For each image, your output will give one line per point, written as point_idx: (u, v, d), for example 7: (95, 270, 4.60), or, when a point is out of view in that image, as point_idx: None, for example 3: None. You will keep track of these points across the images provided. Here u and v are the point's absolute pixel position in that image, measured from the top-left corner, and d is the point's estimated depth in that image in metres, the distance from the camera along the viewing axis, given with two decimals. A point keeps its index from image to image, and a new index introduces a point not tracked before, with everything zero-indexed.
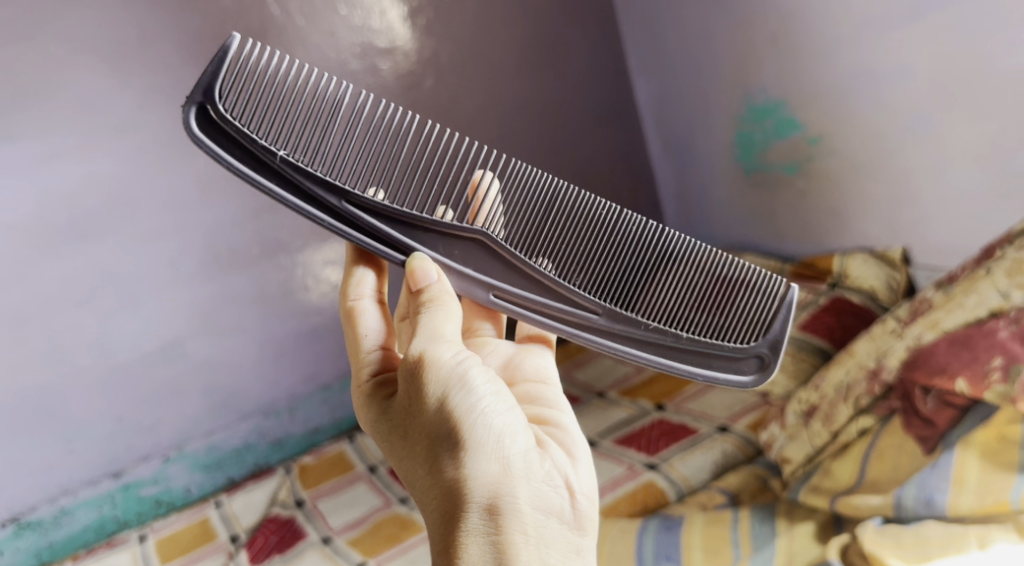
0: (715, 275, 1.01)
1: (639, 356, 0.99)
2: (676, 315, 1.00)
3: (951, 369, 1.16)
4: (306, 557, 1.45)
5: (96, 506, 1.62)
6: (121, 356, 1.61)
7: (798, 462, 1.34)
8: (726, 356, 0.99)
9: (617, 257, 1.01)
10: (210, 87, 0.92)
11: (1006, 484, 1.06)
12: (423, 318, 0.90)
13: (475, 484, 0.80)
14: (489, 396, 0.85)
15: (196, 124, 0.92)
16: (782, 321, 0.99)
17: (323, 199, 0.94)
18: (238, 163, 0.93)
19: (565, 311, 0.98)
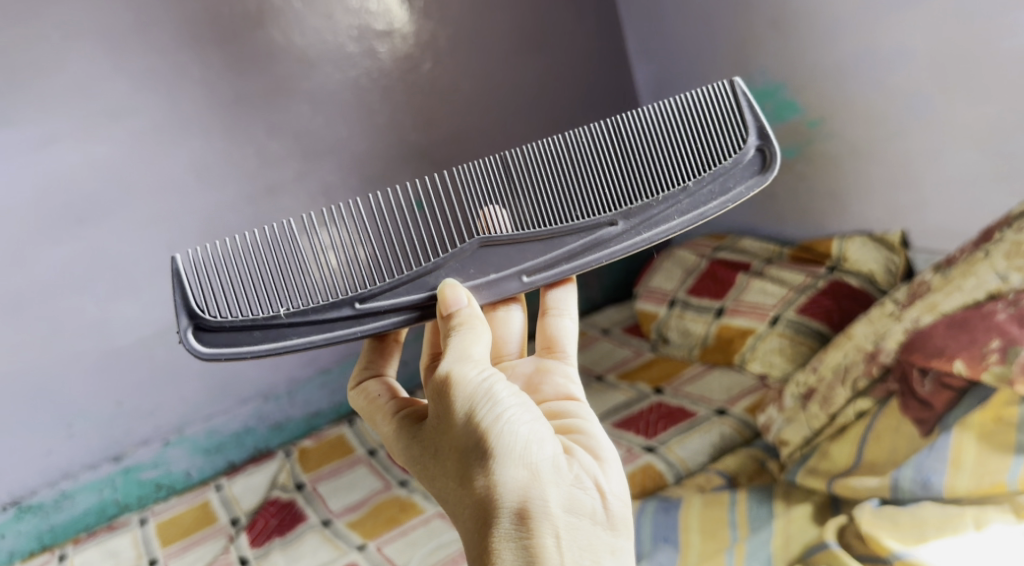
0: (673, 115, 1.05)
1: (671, 225, 0.99)
2: (669, 166, 1.02)
3: (949, 351, 1.16)
4: (306, 539, 1.46)
5: (97, 489, 1.63)
6: (120, 340, 1.61)
7: (795, 444, 1.34)
8: (733, 168, 1.02)
9: (594, 173, 1.03)
10: (188, 305, 0.89)
11: (1003, 465, 1.07)
12: (452, 340, 0.86)
13: (505, 490, 0.77)
14: (516, 405, 0.81)
15: (203, 347, 0.89)
16: (749, 109, 1.03)
17: (339, 315, 0.92)
18: (257, 347, 0.90)
19: (587, 236, 0.98)
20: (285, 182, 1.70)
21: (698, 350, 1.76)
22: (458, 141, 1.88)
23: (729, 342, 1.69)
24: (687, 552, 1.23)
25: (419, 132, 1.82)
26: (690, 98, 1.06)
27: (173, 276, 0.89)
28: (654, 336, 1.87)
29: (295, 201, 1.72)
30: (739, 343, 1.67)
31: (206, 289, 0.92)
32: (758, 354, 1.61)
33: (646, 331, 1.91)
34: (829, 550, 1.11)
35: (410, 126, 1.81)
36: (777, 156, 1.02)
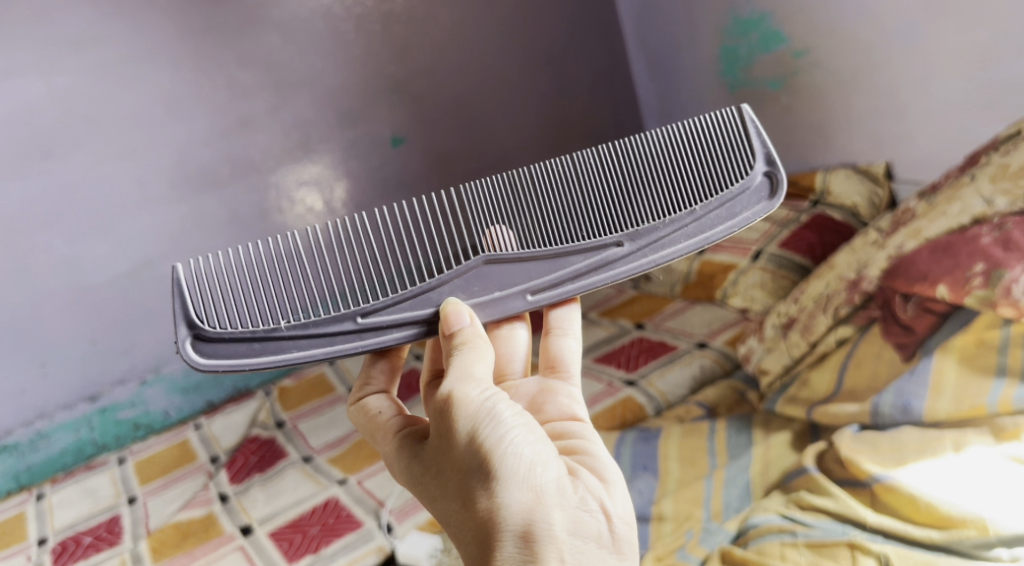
0: (680, 139, 1.03)
1: (677, 250, 0.96)
2: (676, 190, 1.00)
3: (932, 276, 1.14)
4: (287, 475, 1.45)
5: (73, 429, 1.61)
6: (93, 279, 1.57)
7: (775, 373, 1.34)
8: (740, 194, 0.99)
9: (601, 192, 1.01)
10: (188, 315, 0.87)
11: (983, 388, 1.07)
12: (454, 360, 0.84)
13: (509, 513, 0.75)
14: (520, 426, 0.80)
15: (201, 357, 0.87)
16: (756, 133, 1.02)
17: (340, 329, 0.90)
18: (255, 360, 0.88)
19: (591, 258, 0.96)
20: (258, 115, 1.65)
21: (681, 287, 1.74)
22: (435, 73, 1.82)
23: (712, 277, 1.67)
24: (666, 480, 1.24)
25: (396, 64, 1.77)
26: (697, 123, 1.04)
27: (173, 285, 0.87)
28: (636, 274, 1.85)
29: (269, 135, 1.67)
30: (721, 278, 1.65)
31: (205, 298, 0.90)
32: (740, 289, 1.59)
33: None
34: (808, 475, 1.12)
35: (387, 59, 1.76)
36: (785, 181, 1.00)
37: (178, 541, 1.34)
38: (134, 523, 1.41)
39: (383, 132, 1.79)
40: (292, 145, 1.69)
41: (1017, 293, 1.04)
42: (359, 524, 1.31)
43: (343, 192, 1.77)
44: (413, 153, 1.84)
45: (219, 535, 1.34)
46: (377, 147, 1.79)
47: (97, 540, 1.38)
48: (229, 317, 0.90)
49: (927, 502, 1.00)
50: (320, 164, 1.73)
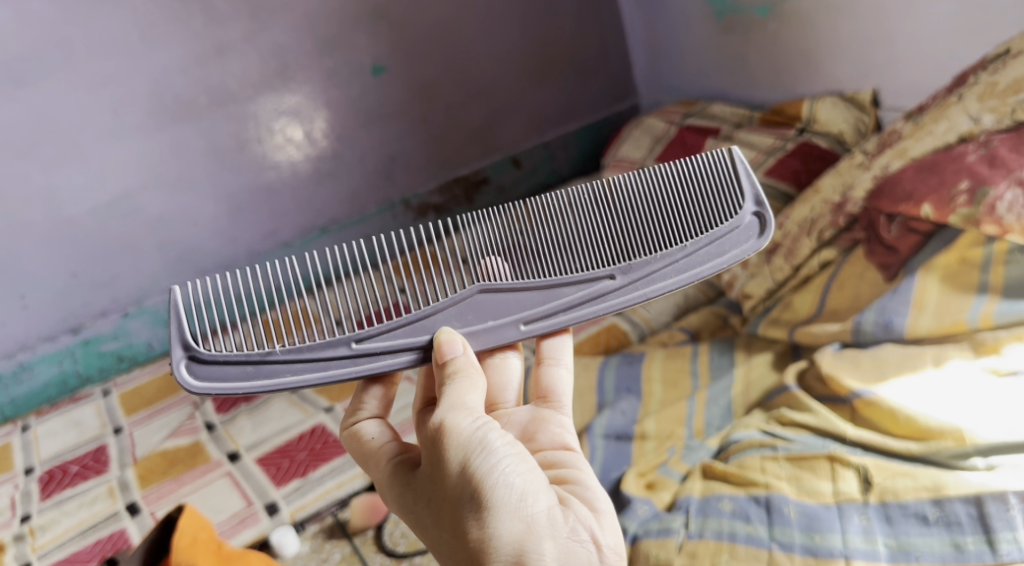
0: (669, 176, 0.98)
1: (667, 285, 0.92)
2: (667, 224, 0.95)
3: (917, 195, 1.14)
4: (273, 404, 1.46)
5: (57, 361, 1.60)
6: (71, 211, 1.54)
7: (758, 297, 1.35)
8: (727, 232, 0.94)
9: (593, 225, 0.96)
10: (184, 337, 0.84)
11: (964, 304, 1.08)
12: (444, 389, 0.82)
13: (499, 543, 0.74)
14: (511, 456, 0.78)
15: (195, 379, 0.83)
16: (745, 173, 0.96)
17: (333, 354, 0.86)
18: (249, 383, 0.84)
19: (584, 292, 0.91)
20: (234, 42, 1.59)
21: None
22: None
23: None
24: (649, 401, 1.26)
25: None
26: (688, 161, 0.99)
27: (171, 307, 0.85)
28: None
29: (246, 63, 1.62)
30: None
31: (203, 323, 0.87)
32: None
33: None
34: (790, 392, 1.14)
35: None
36: (774, 221, 0.95)
37: (164, 468, 1.35)
38: (121, 452, 1.41)
39: (363, 61, 1.75)
40: (270, 73, 1.65)
41: (1001, 210, 1.04)
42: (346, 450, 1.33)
43: (323, 123, 1.74)
44: (393, 82, 1.80)
45: (206, 462, 1.35)
46: (357, 75, 1.75)
47: (84, 469, 1.39)
48: (226, 341, 0.87)
49: (907, 415, 1.02)
50: (299, 93, 1.69)
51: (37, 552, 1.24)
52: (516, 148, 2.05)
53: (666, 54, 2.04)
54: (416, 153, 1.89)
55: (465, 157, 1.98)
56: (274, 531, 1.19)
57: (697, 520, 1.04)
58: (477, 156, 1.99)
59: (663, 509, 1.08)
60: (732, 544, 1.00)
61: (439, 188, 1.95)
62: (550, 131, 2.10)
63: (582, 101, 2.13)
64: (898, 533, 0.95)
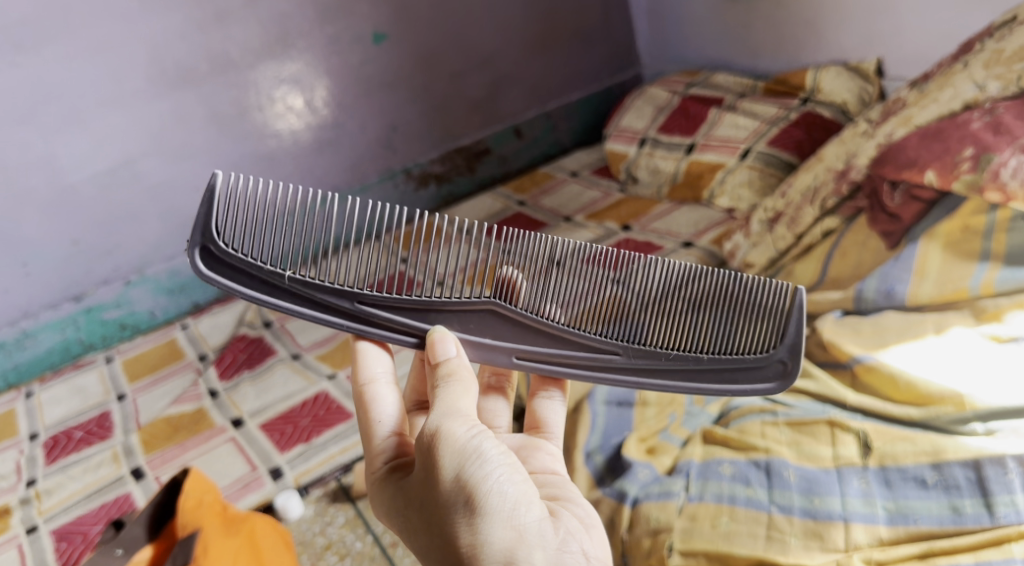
0: (718, 287, 0.87)
1: (664, 385, 0.86)
2: (691, 330, 0.86)
3: (921, 162, 1.13)
4: (276, 372, 1.47)
5: (59, 329, 1.61)
6: (71, 178, 1.53)
7: (760, 266, 1.36)
8: (748, 367, 0.85)
9: (623, 298, 0.87)
10: (206, 225, 0.83)
11: (966, 272, 1.08)
12: (439, 396, 0.79)
13: (490, 551, 0.71)
14: (505, 465, 0.74)
15: (204, 266, 0.83)
16: (797, 326, 0.84)
17: (336, 305, 0.85)
18: (248, 289, 0.84)
19: (583, 359, 0.86)
20: (234, 8, 1.57)
21: (667, 188, 1.73)
22: None
23: (699, 178, 1.67)
24: None
25: None
26: (747, 280, 0.87)
27: (206, 193, 0.82)
28: (624, 176, 1.83)
29: (246, 30, 1.60)
30: (709, 178, 1.65)
31: (232, 216, 0.85)
32: (727, 189, 1.60)
33: (614, 170, 1.87)
34: None
35: None
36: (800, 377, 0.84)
37: (168, 434, 1.36)
38: (124, 419, 1.42)
39: (364, 28, 1.73)
40: (271, 40, 1.63)
41: (1005, 177, 1.03)
42: (349, 416, 1.34)
43: (324, 91, 1.73)
44: (394, 50, 1.79)
45: (210, 428, 1.36)
46: (357, 43, 1.74)
47: (88, 435, 1.40)
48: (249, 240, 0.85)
49: (907, 381, 1.03)
50: (299, 60, 1.68)
51: (43, 516, 1.24)
52: (518, 118, 2.05)
53: (669, 23, 2.03)
54: (417, 123, 1.89)
55: (466, 127, 1.97)
56: (277, 495, 1.21)
57: (697, 483, 1.05)
58: (478, 126, 1.99)
59: (664, 473, 1.09)
60: (732, 507, 1.01)
61: (440, 157, 1.95)
62: (552, 101, 2.10)
63: (584, 70, 2.12)
64: (897, 496, 0.96)
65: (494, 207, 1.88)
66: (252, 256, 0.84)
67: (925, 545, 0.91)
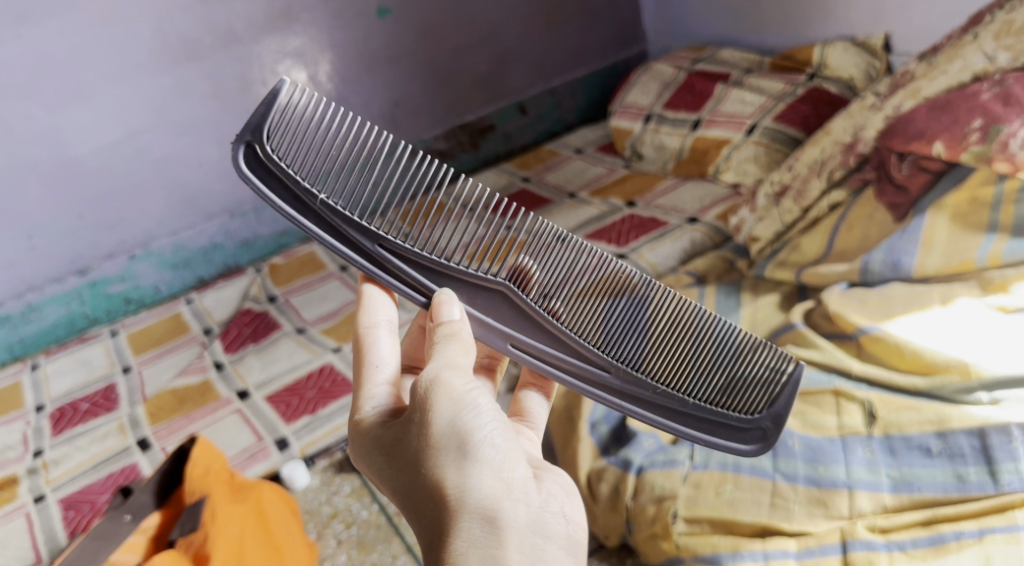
0: (723, 345, 0.89)
1: (643, 416, 0.87)
2: (684, 376, 0.88)
3: (929, 133, 1.13)
4: (282, 346, 1.47)
5: (64, 302, 1.61)
6: (76, 151, 1.53)
7: (766, 240, 1.37)
8: (728, 424, 0.88)
9: (631, 322, 0.87)
10: (260, 123, 0.79)
11: (973, 243, 1.07)
12: (435, 350, 0.76)
13: (475, 497, 0.68)
14: (498, 419, 0.72)
15: (243, 161, 0.79)
16: (785, 401, 0.89)
17: (357, 241, 0.81)
18: (278, 200, 0.80)
19: (575, 368, 0.85)
20: None
21: (672, 164, 1.73)
22: None
23: (705, 153, 1.66)
24: None
25: None
26: (753, 343, 0.90)
27: (274, 93, 0.79)
28: (628, 152, 1.83)
29: (249, 3, 1.58)
30: (714, 154, 1.65)
31: (287, 124, 0.81)
32: (732, 164, 1.60)
33: (619, 147, 1.87)
34: (796, 330, 1.16)
35: None
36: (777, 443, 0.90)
37: (174, 406, 1.36)
38: (130, 391, 1.43)
39: (368, 2, 1.71)
40: (275, 14, 1.62)
41: (1014, 148, 1.03)
42: None
43: (328, 66, 1.72)
44: (399, 24, 1.77)
45: (216, 400, 1.36)
46: (361, 17, 1.72)
47: (94, 407, 1.40)
48: (296, 153, 0.81)
49: (913, 350, 1.03)
50: (303, 35, 1.67)
51: (51, 485, 1.25)
52: (522, 94, 2.04)
53: None
54: (421, 98, 1.88)
55: (471, 103, 1.97)
56: (284, 465, 1.23)
57: (703, 452, 1.06)
58: (482, 102, 1.98)
59: (669, 442, 1.10)
60: (737, 474, 1.03)
61: (444, 134, 1.94)
62: (556, 78, 2.09)
63: (588, 46, 2.11)
64: (901, 464, 0.97)
65: (498, 183, 1.88)
66: (293, 168, 0.80)
67: (930, 512, 0.92)
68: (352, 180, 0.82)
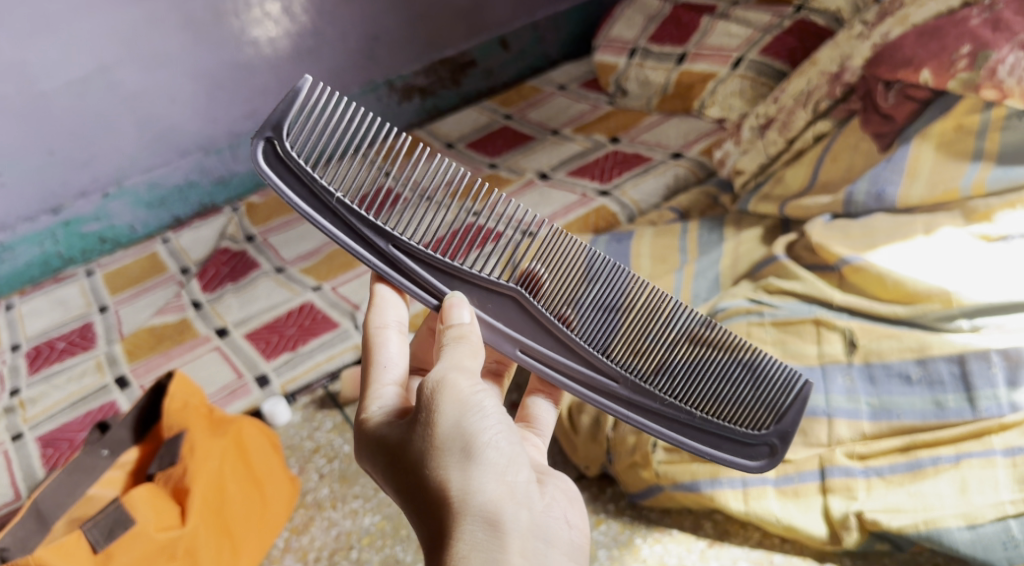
0: (735, 360, 0.87)
1: (649, 429, 0.84)
2: (694, 390, 0.86)
3: (917, 60, 1.10)
4: (260, 285, 1.45)
5: (37, 242, 1.58)
6: (44, 85, 1.47)
7: (750, 173, 1.35)
8: (735, 438, 0.86)
9: (641, 333, 0.85)
10: (279, 120, 0.78)
11: (959, 171, 1.06)
12: (444, 353, 0.74)
13: (478, 499, 0.66)
14: (504, 422, 0.70)
15: (263, 157, 0.78)
16: (792, 417, 0.86)
17: (370, 241, 0.79)
18: (293, 196, 0.78)
19: (583, 376, 0.83)
20: None
21: (657, 100, 1.71)
22: None
23: (690, 88, 1.64)
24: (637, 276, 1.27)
25: None
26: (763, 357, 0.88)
27: (294, 92, 0.78)
28: (613, 88, 1.80)
29: None
30: (700, 88, 1.62)
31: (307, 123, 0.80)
32: (717, 99, 1.58)
33: (603, 83, 1.83)
34: (778, 262, 1.15)
35: None
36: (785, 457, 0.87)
37: (152, 343, 1.35)
38: (107, 329, 1.41)
39: None
40: None
41: (1002, 74, 1.00)
42: (335, 325, 1.33)
43: None
44: None
45: (194, 337, 1.35)
46: None
47: (71, 345, 1.38)
48: (315, 151, 0.80)
49: (895, 279, 1.02)
50: None
51: (28, 423, 1.24)
52: (504, 28, 1.99)
53: None
54: (400, 32, 1.83)
55: (451, 38, 1.92)
56: (264, 402, 1.22)
57: None
58: (463, 37, 1.93)
59: None
60: None
61: (424, 69, 1.90)
62: (540, 11, 2.03)
63: None
64: (881, 391, 0.97)
65: (480, 120, 1.84)
66: (311, 166, 0.79)
67: (907, 438, 0.93)
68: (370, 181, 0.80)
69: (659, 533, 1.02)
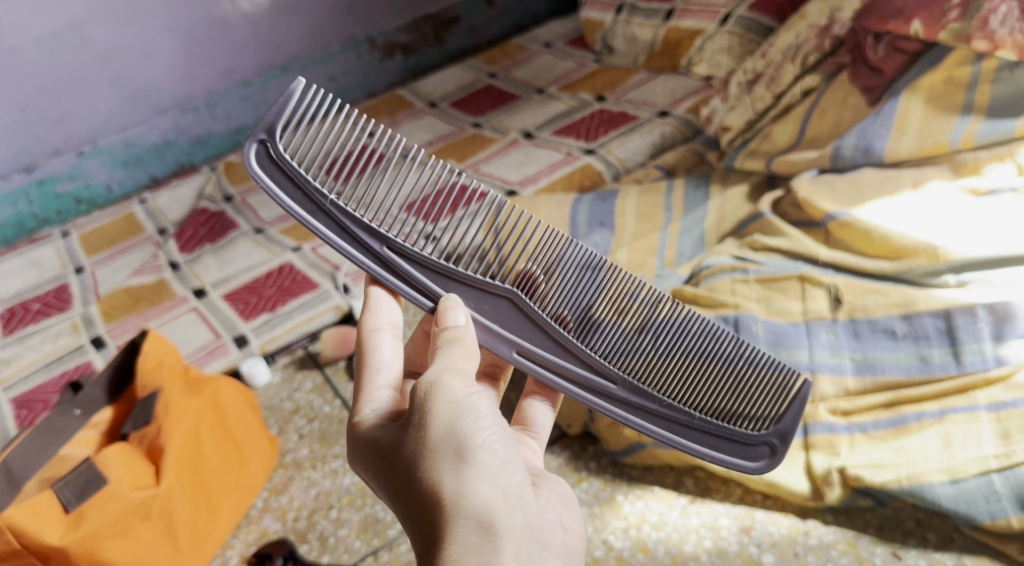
0: (738, 359, 0.83)
1: (648, 430, 0.81)
2: (694, 390, 0.82)
3: (907, 11, 1.08)
4: (238, 245, 1.42)
5: (11, 202, 1.54)
6: (12, 40, 1.42)
7: (737, 130, 1.33)
8: (734, 439, 0.82)
9: (639, 333, 0.82)
10: (271, 121, 0.75)
11: (948, 125, 1.04)
12: (438, 355, 0.72)
13: (470, 503, 0.64)
14: (499, 424, 0.68)
15: (256, 160, 0.76)
16: (794, 416, 0.82)
17: (364, 243, 0.77)
18: (286, 198, 0.76)
19: (579, 377, 0.80)
20: None
21: (644, 57, 1.67)
22: None
23: (677, 46, 1.61)
24: (622, 234, 1.26)
25: None
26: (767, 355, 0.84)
27: (287, 93, 0.76)
28: (599, 46, 1.76)
29: None
30: (687, 45, 1.59)
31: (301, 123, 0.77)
32: (705, 56, 1.55)
33: (589, 41, 1.80)
34: (763, 219, 1.14)
35: None
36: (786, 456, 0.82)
37: (129, 304, 1.32)
38: (83, 290, 1.38)
39: None
40: None
41: (994, 25, 0.98)
42: (315, 286, 1.31)
43: None
44: None
45: (172, 298, 1.33)
46: None
47: (46, 307, 1.36)
48: (309, 153, 0.78)
49: (881, 235, 1.00)
50: None
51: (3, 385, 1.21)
52: None
53: None
54: None
55: None
56: (242, 362, 1.20)
57: None
58: None
59: None
60: None
61: (407, 26, 1.86)
62: None
63: None
64: (865, 347, 0.96)
65: (464, 79, 1.80)
66: (304, 169, 0.76)
67: (892, 394, 0.92)
68: (364, 182, 0.78)
69: (641, 490, 1.01)
